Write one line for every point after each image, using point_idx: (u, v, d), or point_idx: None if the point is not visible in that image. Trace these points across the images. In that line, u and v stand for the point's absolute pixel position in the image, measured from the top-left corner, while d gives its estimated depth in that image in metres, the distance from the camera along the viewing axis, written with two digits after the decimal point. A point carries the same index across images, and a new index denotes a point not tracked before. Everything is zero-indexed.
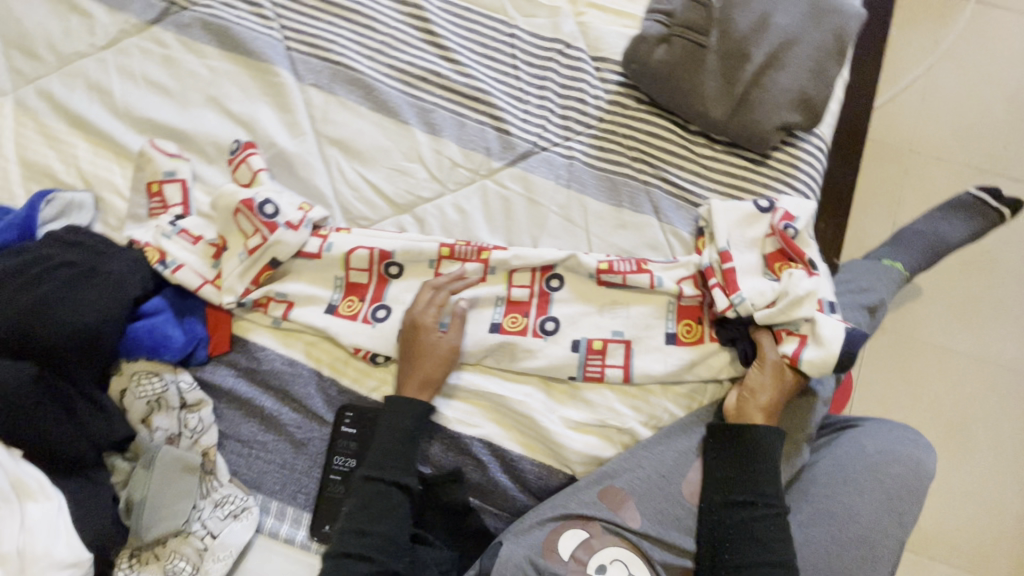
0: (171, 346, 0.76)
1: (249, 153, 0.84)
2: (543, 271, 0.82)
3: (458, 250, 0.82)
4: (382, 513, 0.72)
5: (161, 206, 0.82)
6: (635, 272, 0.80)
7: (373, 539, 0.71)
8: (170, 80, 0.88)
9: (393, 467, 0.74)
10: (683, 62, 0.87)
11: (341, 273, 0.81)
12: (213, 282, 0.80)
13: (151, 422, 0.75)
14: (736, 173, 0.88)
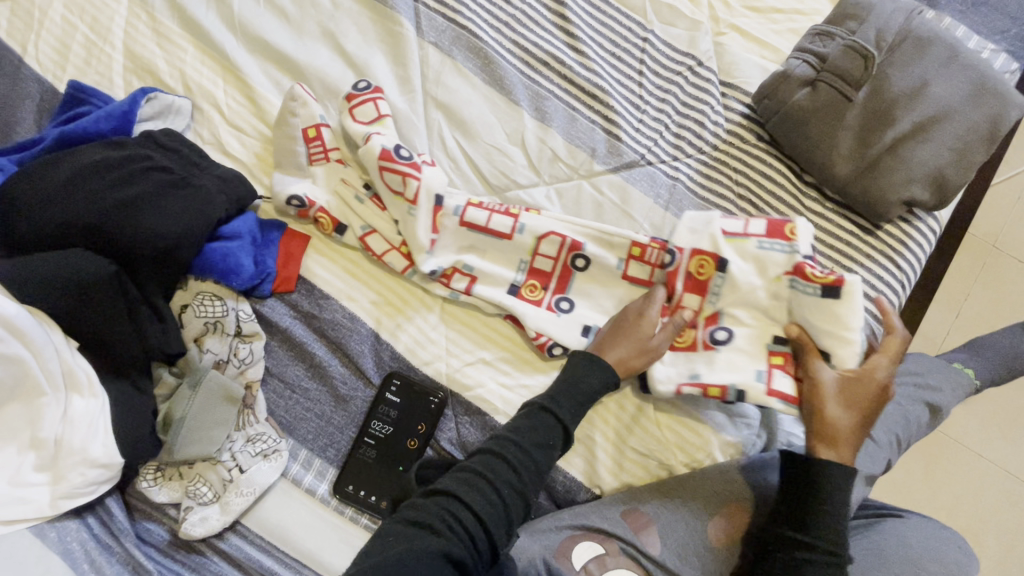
0: (241, 274, 0.74)
1: (375, 96, 0.79)
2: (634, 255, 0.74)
3: (649, 252, 0.73)
4: (541, 444, 0.63)
5: (321, 151, 0.79)
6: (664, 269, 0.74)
7: (521, 456, 0.62)
8: (292, 6, 0.86)
9: (573, 409, 0.66)
10: (821, 113, 0.72)
11: (528, 256, 0.76)
12: (400, 249, 0.77)
13: (203, 342, 0.74)
14: (846, 241, 0.76)
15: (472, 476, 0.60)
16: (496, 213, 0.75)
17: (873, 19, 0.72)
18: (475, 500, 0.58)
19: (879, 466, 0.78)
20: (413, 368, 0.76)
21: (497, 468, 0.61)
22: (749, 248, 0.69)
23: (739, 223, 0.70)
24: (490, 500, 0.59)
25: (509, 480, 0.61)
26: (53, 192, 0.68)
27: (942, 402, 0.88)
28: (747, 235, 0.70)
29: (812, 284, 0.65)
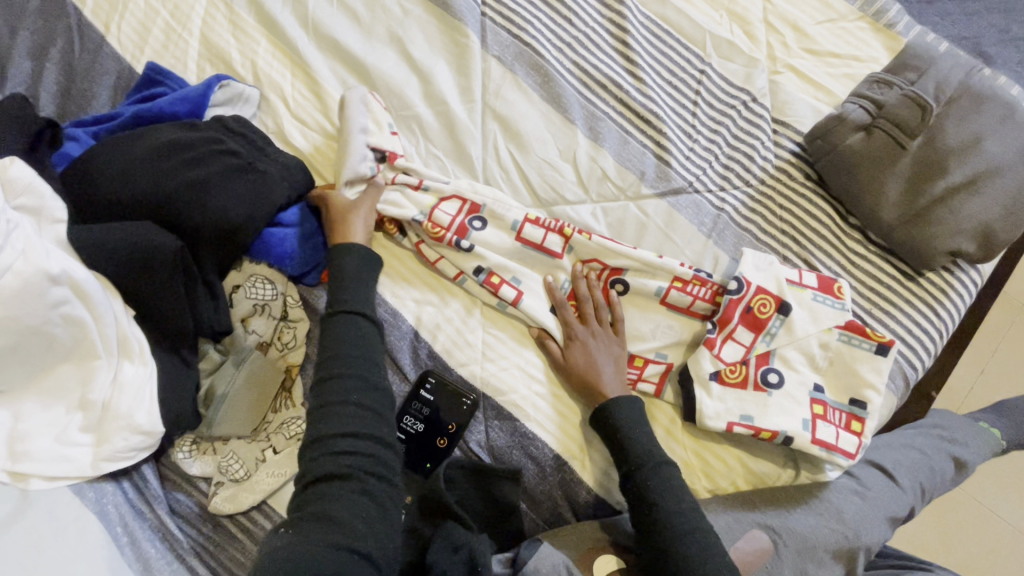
0: (294, 260, 0.76)
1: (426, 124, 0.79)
2: (679, 284, 0.76)
3: (692, 284, 0.76)
4: (356, 344, 0.66)
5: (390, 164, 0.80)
6: (706, 300, 0.76)
7: (348, 364, 0.65)
8: (364, 9, 0.89)
9: (358, 319, 0.68)
10: (875, 159, 0.73)
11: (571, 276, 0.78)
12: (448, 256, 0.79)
13: (249, 323, 0.76)
14: (887, 285, 0.76)
15: (327, 409, 0.62)
16: (552, 233, 0.78)
17: (933, 72, 0.74)
18: (341, 429, 0.61)
19: (904, 511, 0.78)
20: (449, 368, 0.78)
21: (345, 387, 0.63)
22: (809, 299, 0.73)
23: (796, 273, 0.75)
24: (352, 417, 0.62)
25: (353, 390, 0.63)
26: (128, 166, 0.71)
27: (968, 457, 0.88)
28: (802, 285, 0.74)
29: (867, 340, 0.71)
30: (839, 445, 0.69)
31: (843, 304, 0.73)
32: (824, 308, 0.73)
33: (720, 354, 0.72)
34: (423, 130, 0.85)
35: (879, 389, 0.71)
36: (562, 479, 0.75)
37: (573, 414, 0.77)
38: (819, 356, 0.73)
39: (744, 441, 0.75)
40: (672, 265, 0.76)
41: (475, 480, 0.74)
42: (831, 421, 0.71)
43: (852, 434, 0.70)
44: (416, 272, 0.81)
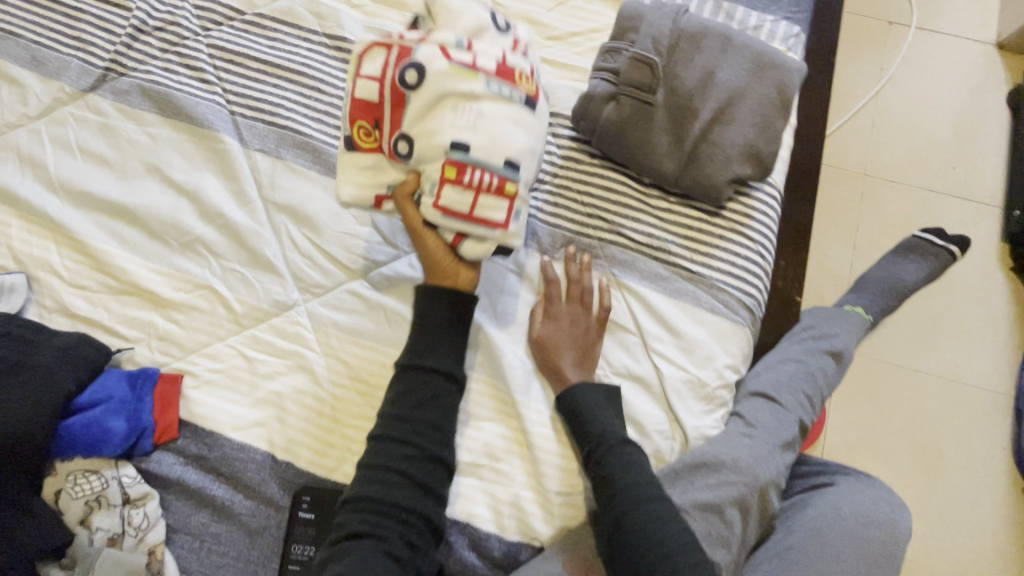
0: (111, 439, 0.70)
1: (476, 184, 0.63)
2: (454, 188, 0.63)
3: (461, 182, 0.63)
4: (428, 395, 0.69)
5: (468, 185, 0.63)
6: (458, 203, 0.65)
7: (416, 426, 0.68)
8: (111, 150, 0.85)
9: (438, 351, 0.71)
10: (633, 125, 0.75)
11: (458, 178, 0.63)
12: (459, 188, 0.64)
13: (91, 522, 0.69)
14: (696, 229, 0.79)
15: (376, 503, 0.65)
16: (482, 192, 0.64)
17: (647, 25, 0.75)
18: (374, 496, 0.65)
19: (794, 430, 0.81)
20: (322, 477, 0.74)
21: (435, 338, 0.71)
22: (449, 120, 0.62)
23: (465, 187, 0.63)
24: (429, 384, 0.70)
25: (415, 427, 0.68)
26: None
27: (843, 348, 0.92)
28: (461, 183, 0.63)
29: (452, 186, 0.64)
30: (478, 213, 0.65)
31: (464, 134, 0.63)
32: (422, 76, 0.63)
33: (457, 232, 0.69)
34: (212, 250, 0.81)
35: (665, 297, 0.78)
36: (470, 539, 0.72)
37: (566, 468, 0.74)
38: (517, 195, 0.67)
39: (630, 418, 0.76)
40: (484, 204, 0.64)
41: None
42: (468, 185, 0.63)
43: (503, 199, 0.65)
44: (256, 393, 0.77)
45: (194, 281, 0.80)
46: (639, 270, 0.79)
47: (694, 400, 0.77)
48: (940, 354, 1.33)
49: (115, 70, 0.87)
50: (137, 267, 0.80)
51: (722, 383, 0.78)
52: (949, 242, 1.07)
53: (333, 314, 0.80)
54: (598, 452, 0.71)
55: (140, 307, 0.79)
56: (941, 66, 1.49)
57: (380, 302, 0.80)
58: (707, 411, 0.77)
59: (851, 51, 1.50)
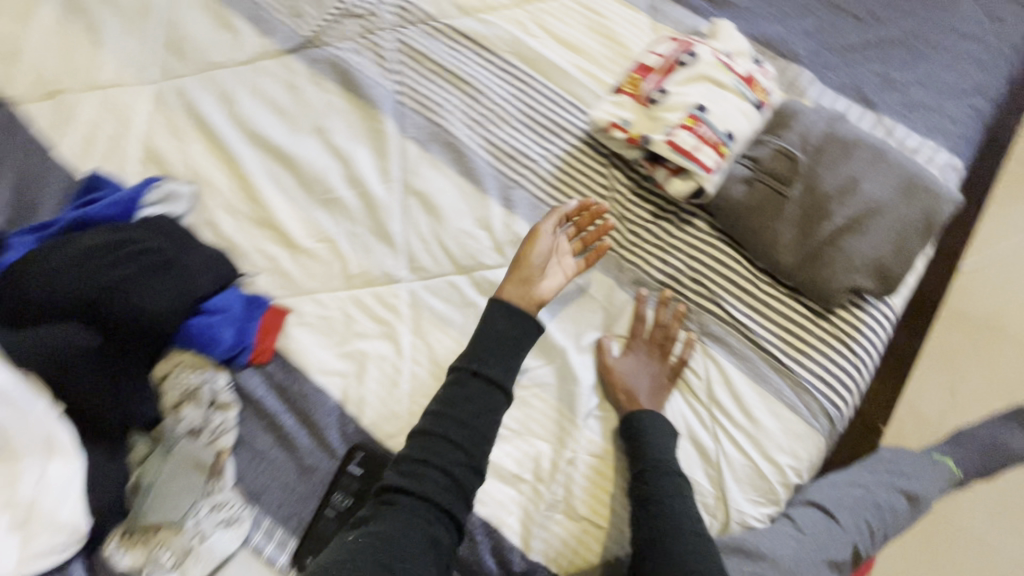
0: (221, 345, 0.79)
1: (702, 129, 0.77)
2: (687, 125, 0.77)
3: (698, 127, 0.77)
4: (479, 409, 0.72)
5: (701, 136, 0.77)
6: (686, 146, 0.77)
7: (460, 428, 0.70)
8: (291, 105, 0.97)
9: (497, 359, 0.74)
10: (761, 210, 0.77)
11: (690, 128, 0.77)
12: (688, 138, 0.77)
13: (180, 410, 0.78)
14: (797, 325, 0.79)
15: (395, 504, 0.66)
16: (705, 146, 0.77)
17: (802, 123, 0.79)
18: (391, 499, 0.66)
19: (846, 553, 0.77)
20: (379, 440, 0.80)
21: (432, 481, 0.67)
22: (695, 89, 0.79)
23: (694, 138, 0.77)
24: (447, 457, 0.69)
25: (465, 436, 0.70)
26: (58, 268, 0.74)
27: (919, 491, 0.87)
28: (692, 131, 0.77)
29: (684, 132, 0.77)
30: (697, 155, 0.76)
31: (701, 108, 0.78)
32: (694, 62, 0.80)
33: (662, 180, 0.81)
34: (346, 212, 0.90)
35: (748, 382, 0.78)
36: (493, 546, 0.75)
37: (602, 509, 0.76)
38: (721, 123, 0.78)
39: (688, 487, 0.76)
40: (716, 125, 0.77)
41: None
42: (697, 135, 0.77)
43: (718, 156, 0.77)
44: (345, 346, 0.84)
45: (324, 234, 0.89)
46: (728, 347, 0.80)
47: (747, 490, 0.76)
48: None
49: (315, 41, 1.00)
50: (282, 208, 0.90)
51: (782, 480, 0.76)
52: None
53: (431, 298, 0.87)
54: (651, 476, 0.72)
55: (274, 243, 0.89)
56: None
57: (475, 301, 0.86)
58: (755, 503, 0.76)
59: None
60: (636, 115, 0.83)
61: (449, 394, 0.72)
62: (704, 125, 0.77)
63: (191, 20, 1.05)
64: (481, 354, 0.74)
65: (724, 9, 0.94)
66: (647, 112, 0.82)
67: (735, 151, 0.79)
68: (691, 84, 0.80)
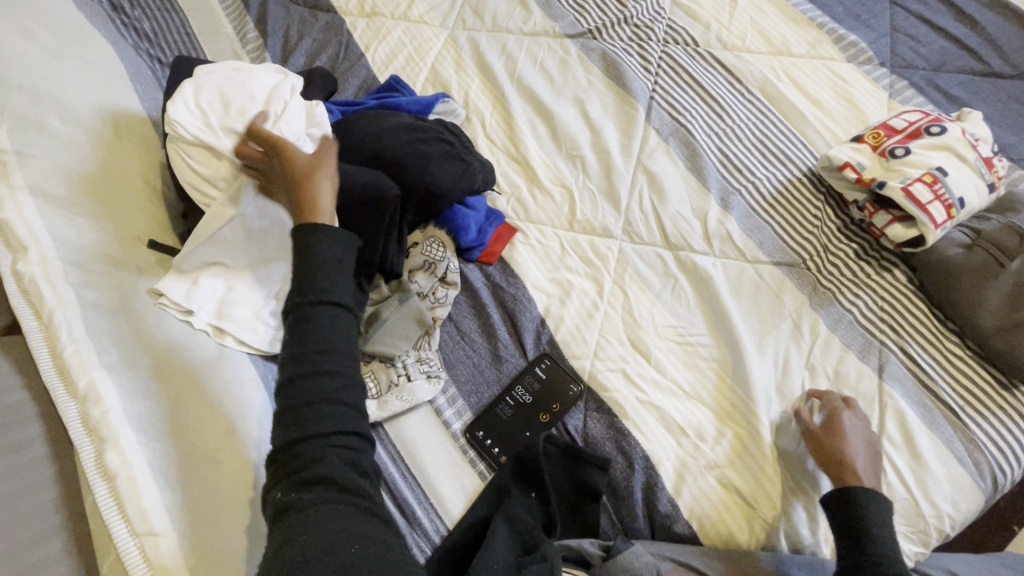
0: (466, 234, 0.94)
1: (937, 188, 0.86)
2: (925, 181, 0.86)
3: (936, 186, 0.86)
4: (334, 341, 0.61)
5: (936, 194, 0.86)
6: (919, 197, 0.86)
7: (324, 343, 0.60)
8: (559, 76, 1.15)
9: (324, 283, 0.62)
10: (975, 273, 0.84)
11: (927, 183, 0.86)
12: (924, 191, 0.86)
13: (415, 275, 0.92)
14: (980, 388, 0.84)
15: (303, 424, 0.57)
16: (938, 203, 0.86)
17: None
18: (319, 418, 0.58)
19: None
20: (565, 357, 0.90)
21: (320, 419, 0.58)
22: (937, 155, 0.89)
23: (929, 194, 0.85)
24: (336, 370, 0.60)
25: (320, 347, 0.60)
26: (378, 131, 0.92)
27: None
28: (928, 187, 0.86)
29: (921, 185, 0.86)
30: (929, 209, 0.85)
31: (941, 170, 0.87)
32: (943, 134, 0.90)
33: (883, 222, 0.90)
34: (585, 169, 1.04)
35: (922, 425, 0.82)
36: (647, 481, 0.81)
37: (755, 489, 0.80)
38: (961, 189, 0.86)
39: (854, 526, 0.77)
40: (954, 189, 0.86)
41: (575, 491, 0.81)
42: (933, 191, 0.86)
43: (947, 215, 0.86)
44: (556, 273, 0.96)
45: (561, 180, 1.04)
46: (907, 388, 0.85)
47: (901, 522, 0.78)
48: None
49: (592, 34, 1.19)
50: (533, 150, 1.06)
51: (937, 524, 0.78)
52: None
53: (637, 259, 0.97)
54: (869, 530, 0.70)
55: (519, 175, 1.05)
56: None
57: (675, 273, 0.96)
58: (907, 538, 0.78)
59: None
60: (872, 163, 0.93)
61: (297, 333, 0.60)
62: (940, 185, 0.86)
63: None
64: (311, 285, 0.62)
65: (961, 106, 1.05)
66: (884, 163, 0.91)
67: (960, 219, 0.88)
68: (935, 152, 0.89)
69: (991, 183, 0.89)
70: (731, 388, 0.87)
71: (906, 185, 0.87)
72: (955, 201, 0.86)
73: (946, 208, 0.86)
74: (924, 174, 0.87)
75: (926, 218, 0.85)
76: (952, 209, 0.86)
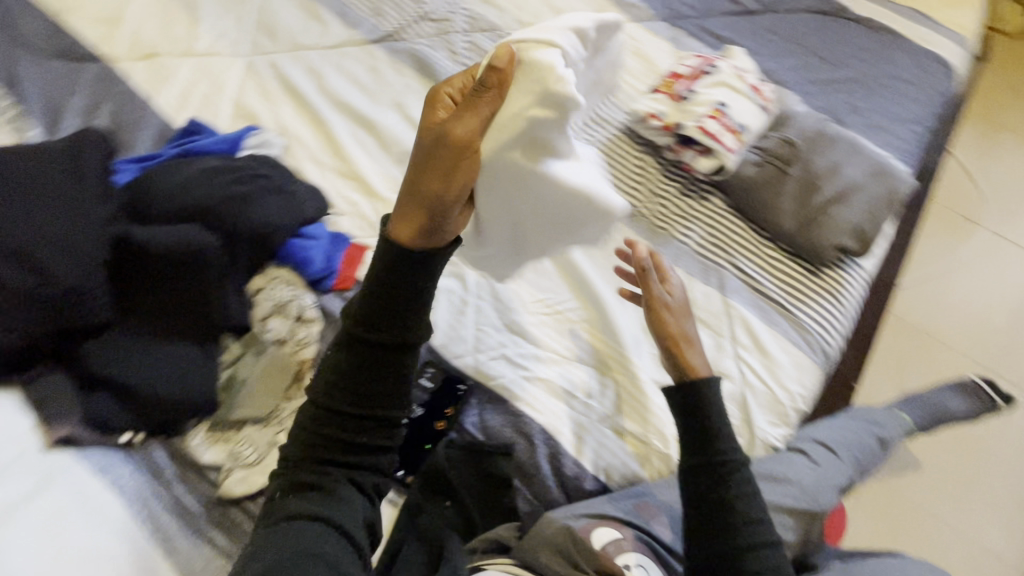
0: (312, 266, 0.89)
1: (722, 120, 0.97)
2: (712, 116, 0.97)
3: (722, 118, 0.97)
4: (378, 385, 0.65)
5: (723, 125, 0.97)
6: (711, 131, 0.96)
7: (366, 379, 0.65)
8: (373, 84, 1.12)
9: (380, 321, 0.65)
10: (767, 185, 0.97)
11: (714, 117, 0.97)
12: (714, 124, 0.96)
13: (268, 322, 0.86)
14: (797, 280, 0.97)
15: (332, 448, 0.65)
16: (726, 133, 0.97)
17: (796, 123, 1.01)
18: (348, 443, 0.66)
19: (844, 480, 0.91)
20: (446, 359, 0.90)
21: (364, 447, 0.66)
22: (716, 91, 1.00)
23: (717, 126, 0.96)
24: (374, 410, 0.66)
25: (359, 383, 0.65)
26: (182, 182, 0.85)
27: (889, 437, 1.04)
28: (716, 120, 0.97)
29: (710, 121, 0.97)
30: (720, 140, 0.96)
31: (722, 104, 0.98)
32: (717, 72, 1.02)
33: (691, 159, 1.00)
34: None
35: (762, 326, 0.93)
36: (551, 452, 0.84)
37: (643, 426, 0.87)
38: (741, 117, 0.99)
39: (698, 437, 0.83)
40: (736, 118, 0.98)
41: (486, 483, 0.82)
42: (720, 124, 0.97)
43: (735, 141, 0.97)
44: None
45: (400, 187, 1.02)
46: (744, 297, 0.96)
47: (765, 413, 0.89)
48: (964, 512, 1.33)
49: (395, 35, 1.17)
50: (364, 164, 1.04)
51: (792, 405, 0.90)
52: (998, 398, 1.21)
53: None
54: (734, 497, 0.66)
55: (356, 191, 1.02)
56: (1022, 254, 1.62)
57: None
58: (773, 425, 0.89)
59: (935, 215, 1.67)
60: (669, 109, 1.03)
61: (351, 360, 0.65)
62: (724, 117, 0.97)
63: (282, 5, 1.20)
64: (366, 316, 0.65)
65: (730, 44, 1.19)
66: (680, 106, 1.01)
67: (748, 140, 1.00)
68: (715, 89, 1.00)
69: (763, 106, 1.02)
70: (604, 341, 0.92)
71: (698, 122, 0.97)
72: (739, 128, 0.98)
73: (733, 135, 0.98)
74: (710, 110, 0.98)
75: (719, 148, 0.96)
76: (739, 135, 0.98)
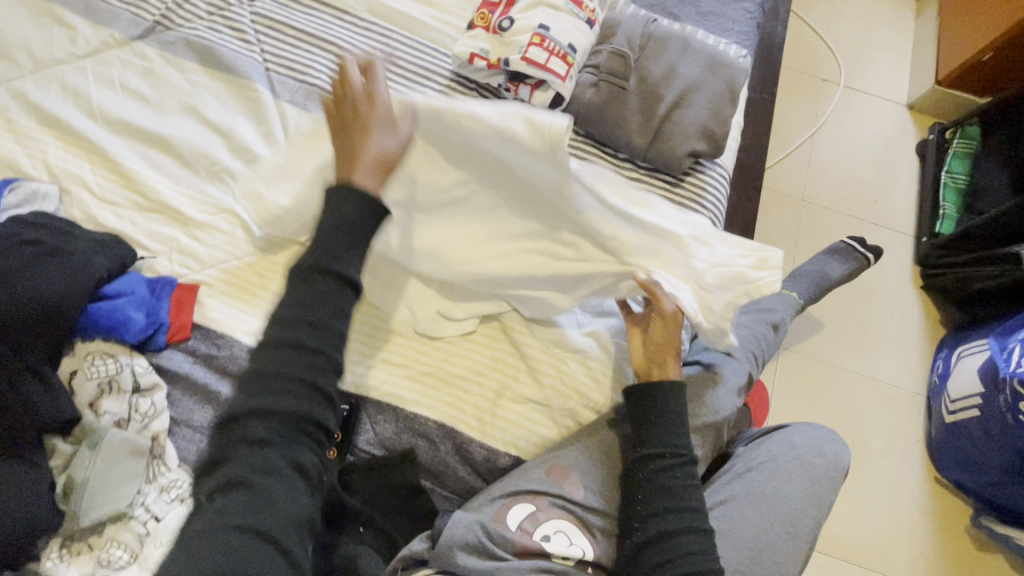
0: (131, 326, 0.77)
1: (547, 45, 0.88)
2: (535, 43, 0.88)
3: (546, 42, 0.88)
4: (307, 347, 0.55)
5: (549, 50, 0.88)
6: (537, 60, 0.87)
7: (303, 325, 0.56)
8: (151, 90, 0.94)
9: (330, 250, 0.57)
10: (609, 105, 0.91)
11: (538, 44, 0.88)
12: (539, 53, 0.87)
13: (100, 405, 0.74)
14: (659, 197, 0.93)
15: (255, 423, 0.54)
16: (554, 57, 0.88)
17: (622, 30, 0.94)
18: (258, 409, 0.54)
19: (744, 378, 0.93)
20: None
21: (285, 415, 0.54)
22: (533, 14, 0.90)
23: (543, 53, 0.87)
24: (301, 371, 0.55)
25: (292, 333, 0.56)
26: None
27: (779, 319, 1.08)
28: (540, 46, 0.88)
29: (535, 49, 0.87)
30: (550, 67, 0.88)
31: (542, 26, 0.89)
32: None
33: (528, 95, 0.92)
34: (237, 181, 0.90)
35: None
36: (454, 444, 0.81)
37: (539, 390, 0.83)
38: (565, 36, 0.90)
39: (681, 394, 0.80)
40: (561, 40, 0.89)
41: (394, 494, 0.79)
42: (546, 49, 0.88)
43: (566, 65, 0.89)
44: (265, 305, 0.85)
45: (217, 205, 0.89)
46: None
47: None
48: (865, 356, 1.45)
49: (163, 25, 0.98)
50: (165, 189, 0.88)
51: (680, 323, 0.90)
52: (868, 250, 1.28)
53: None
54: (672, 508, 0.70)
55: (166, 224, 0.87)
56: (876, 101, 1.68)
57: None
58: None
59: (795, 82, 1.69)
60: (491, 44, 0.92)
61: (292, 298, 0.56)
62: (548, 40, 0.88)
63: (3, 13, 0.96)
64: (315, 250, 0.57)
65: None
66: (500, 40, 0.91)
67: (580, 61, 0.92)
68: (531, 12, 0.91)
69: (587, 20, 0.93)
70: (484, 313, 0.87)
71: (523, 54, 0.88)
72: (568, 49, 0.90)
73: (563, 58, 0.89)
74: (532, 36, 0.88)
75: (551, 76, 0.88)
76: (569, 58, 0.90)
